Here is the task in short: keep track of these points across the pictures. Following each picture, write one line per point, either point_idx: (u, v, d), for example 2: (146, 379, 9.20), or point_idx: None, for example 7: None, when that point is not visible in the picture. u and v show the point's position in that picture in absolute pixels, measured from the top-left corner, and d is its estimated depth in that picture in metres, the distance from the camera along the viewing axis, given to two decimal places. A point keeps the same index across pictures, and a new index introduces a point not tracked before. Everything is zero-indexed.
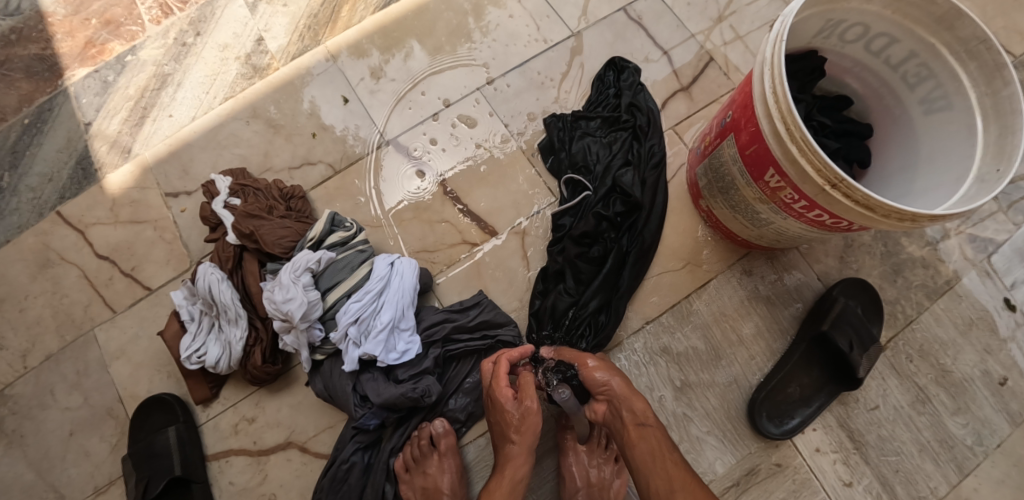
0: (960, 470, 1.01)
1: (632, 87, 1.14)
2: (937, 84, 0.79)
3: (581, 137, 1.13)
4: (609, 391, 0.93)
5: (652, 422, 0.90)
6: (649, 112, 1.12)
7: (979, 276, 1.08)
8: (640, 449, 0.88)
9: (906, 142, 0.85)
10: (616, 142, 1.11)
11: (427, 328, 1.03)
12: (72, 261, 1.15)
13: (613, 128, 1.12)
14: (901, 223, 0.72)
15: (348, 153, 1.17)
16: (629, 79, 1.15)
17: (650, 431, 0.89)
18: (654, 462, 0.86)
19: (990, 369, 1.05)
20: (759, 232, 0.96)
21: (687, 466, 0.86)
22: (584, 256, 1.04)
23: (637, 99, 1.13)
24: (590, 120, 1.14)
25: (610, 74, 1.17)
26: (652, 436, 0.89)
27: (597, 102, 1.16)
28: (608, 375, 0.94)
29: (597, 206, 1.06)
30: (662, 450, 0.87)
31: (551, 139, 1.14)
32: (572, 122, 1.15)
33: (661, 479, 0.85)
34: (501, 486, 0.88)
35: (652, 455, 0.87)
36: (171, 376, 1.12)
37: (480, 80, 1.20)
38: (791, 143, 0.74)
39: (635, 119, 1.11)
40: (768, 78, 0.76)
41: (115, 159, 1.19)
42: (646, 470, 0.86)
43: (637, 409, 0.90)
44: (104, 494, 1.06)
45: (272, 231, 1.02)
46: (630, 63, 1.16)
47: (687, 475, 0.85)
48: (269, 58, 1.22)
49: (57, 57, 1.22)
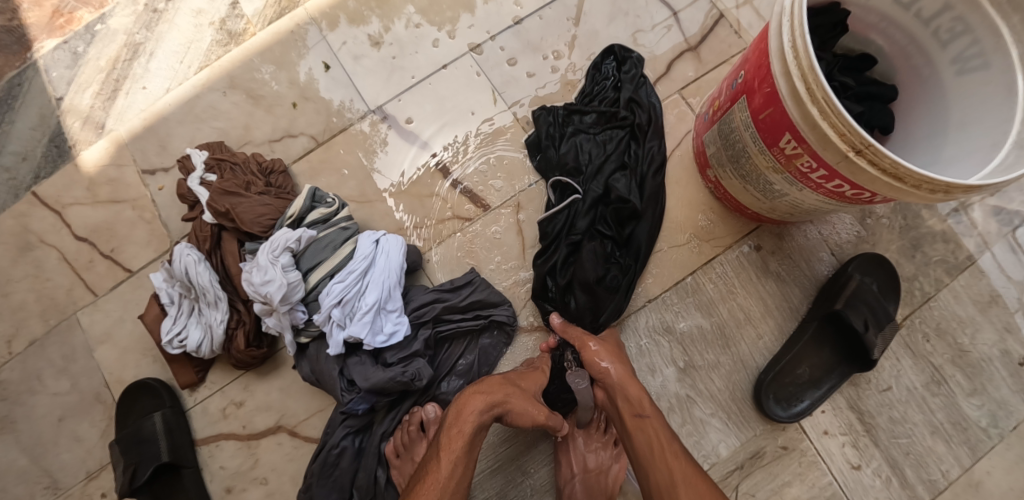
0: (973, 452, 0.96)
1: (633, 80, 1.04)
2: (974, 40, 0.72)
3: (573, 135, 1.04)
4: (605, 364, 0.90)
5: (649, 413, 0.84)
6: (649, 108, 1.03)
7: (1003, 250, 1.02)
8: (638, 440, 0.83)
9: (935, 106, 0.78)
10: (610, 141, 1.03)
11: (416, 309, 0.98)
12: (52, 243, 1.11)
13: (609, 125, 1.03)
14: (932, 195, 0.65)
15: (332, 123, 1.11)
16: (631, 71, 1.05)
17: (649, 422, 0.83)
18: (654, 453, 0.80)
19: (1009, 349, 0.99)
20: (771, 204, 0.90)
21: (688, 457, 0.80)
22: (603, 282, 0.97)
23: (637, 94, 1.04)
24: (584, 115, 1.05)
25: (609, 62, 1.08)
26: (649, 428, 0.83)
27: (593, 95, 1.07)
28: (610, 361, 0.90)
29: (590, 211, 0.99)
30: (662, 441, 0.81)
31: (539, 135, 1.06)
32: (564, 118, 1.06)
33: (662, 477, 0.78)
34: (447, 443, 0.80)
35: (650, 447, 0.81)
36: (157, 360, 1.07)
37: (487, 31, 1.12)
38: (812, 104, 0.68)
39: (634, 116, 1.02)
40: (788, 32, 0.69)
41: (89, 136, 1.13)
42: (648, 464, 0.80)
43: (632, 397, 0.86)
44: (96, 479, 1.04)
45: (249, 208, 0.96)
46: (633, 53, 1.07)
47: (690, 468, 0.79)
48: (245, 22, 1.14)
49: (24, 28, 1.15)
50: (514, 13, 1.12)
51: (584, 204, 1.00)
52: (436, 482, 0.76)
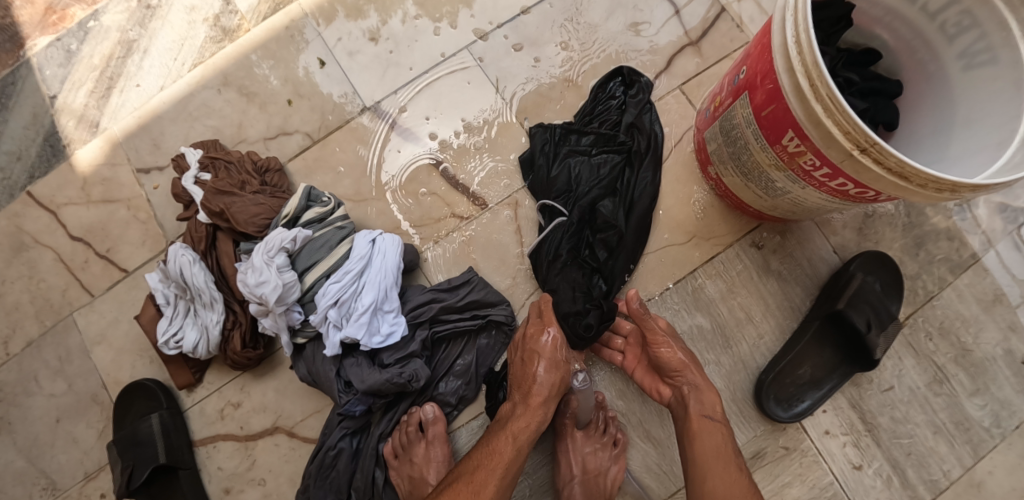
0: (975, 452, 0.95)
1: (639, 105, 1.03)
2: (981, 35, 0.70)
3: (567, 155, 1.03)
4: (686, 368, 0.89)
5: (719, 417, 0.84)
6: (649, 135, 1.02)
7: (1007, 248, 1.00)
8: (702, 443, 0.82)
9: (941, 101, 0.77)
10: (605, 165, 1.01)
11: (413, 309, 0.97)
12: (47, 243, 1.10)
13: (606, 147, 1.02)
14: (938, 194, 0.64)
15: (327, 121, 1.10)
16: (638, 95, 1.03)
17: (717, 426, 0.83)
18: (716, 459, 0.80)
19: (1013, 348, 0.98)
20: (773, 202, 0.89)
21: (747, 471, 0.80)
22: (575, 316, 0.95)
23: (639, 120, 1.02)
24: (582, 136, 1.03)
25: (614, 84, 1.05)
26: (716, 432, 0.83)
27: (593, 116, 1.05)
28: (687, 361, 0.90)
29: (573, 239, 0.99)
30: (726, 449, 0.81)
31: (533, 154, 1.04)
32: (561, 136, 1.04)
33: (721, 486, 0.78)
34: (504, 432, 0.84)
35: (714, 453, 0.81)
36: (154, 361, 1.07)
37: (489, 22, 1.11)
38: (816, 101, 0.66)
39: (633, 142, 1.01)
40: (791, 26, 0.68)
41: (83, 135, 1.12)
42: (706, 469, 0.80)
43: (705, 399, 0.86)
44: (93, 480, 1.03)
45: (244, 208, 0.95)
46: (642, 78, 1.04)
47: (749, 486, 0.78)
48: (239, 18, 1.13)
49: (17, 26, 1.14)
50: (523, 3, 1.11)
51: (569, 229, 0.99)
52: (503, 462, 0.81)
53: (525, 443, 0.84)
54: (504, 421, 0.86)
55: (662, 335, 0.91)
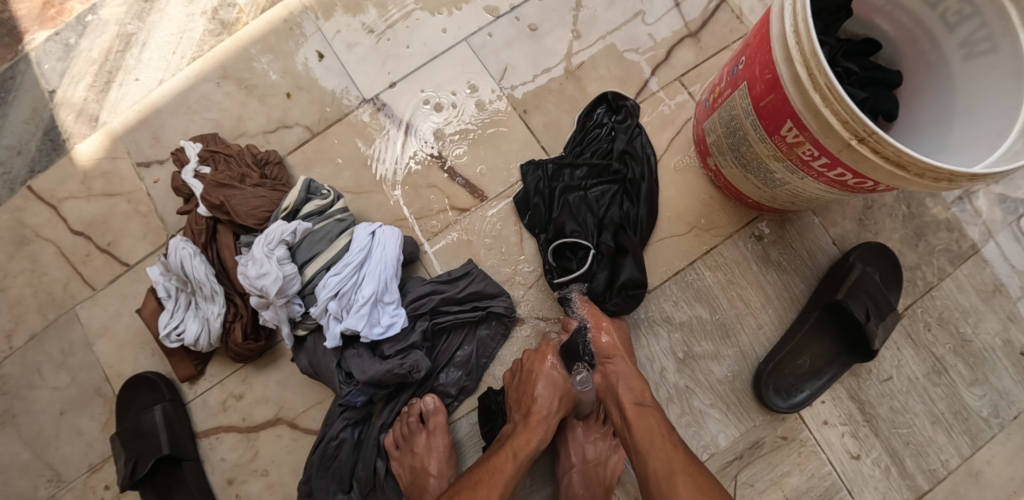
0: (973, 442, 0.96)
1: (629, 130, 1.03)
2: (982, 23, 0.70)
3: (563, 192, 1.02)
4: (619, 354, 0.91)
5: (650, 403, 0.86)
6: (643, 160, 1.01)
7: (1007, 238, 1.00)
8: (639, 427, 0.83)
9: (941, 91, 0.76)
10: (604, 196, 1.02)
11: (413, 301, 0.97)
12: (48, 237, 1.10)
13: (602, 178, 1.02)
14: (936, 183, 0.64)
15: (326, 113, 1.10)
16: (626, 120, 1.03)
17: (651, 411, 0.84)
18: (653, 440, 0.81)
19: (1012, 338, 0.98)
20: (772, 194, 0.89)
21: (686, 450, 0.81)
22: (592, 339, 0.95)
23: (631, 145, 1.02)
24: (575, 169, 1.03)
25: (600, 110, 1.05)
26: (652, 416, 0.84)
27: (584, 145, 1.04)
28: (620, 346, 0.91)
29: (604, 269, 0.97)
30: (662, 430, 0.82)
31: (529, 191, 1.03)
32: (554, 171, 1.04)
33: (660, 464, 0.78)
34: (503, 452, 0.85)
35: (651, 434, 0.82)
36: (156, 353, 1.07)
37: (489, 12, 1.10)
38: (814, 91, 0.67)
39: (627, 170, 1.02)
40: (790, 16, 0.68)
41: (83, 129, 1.12)
42: (646, 450, 0.80)
43: (636, 386, 0.87)
44: (98, 471, 1.04)
45: (244, 201, 0.96)
46: (629, 101, 1.04)
47: (689, 461, 0.78)
48: (237, 11, 1.13)
49: (15, 20, 1.14)
50: None
51: (597, 261, 0.98)
52: (502, 480, 0.82)
53: (523, 463, 0.84)
54: (505, 440, 0.88)
55: (605, 321, 0.94)
